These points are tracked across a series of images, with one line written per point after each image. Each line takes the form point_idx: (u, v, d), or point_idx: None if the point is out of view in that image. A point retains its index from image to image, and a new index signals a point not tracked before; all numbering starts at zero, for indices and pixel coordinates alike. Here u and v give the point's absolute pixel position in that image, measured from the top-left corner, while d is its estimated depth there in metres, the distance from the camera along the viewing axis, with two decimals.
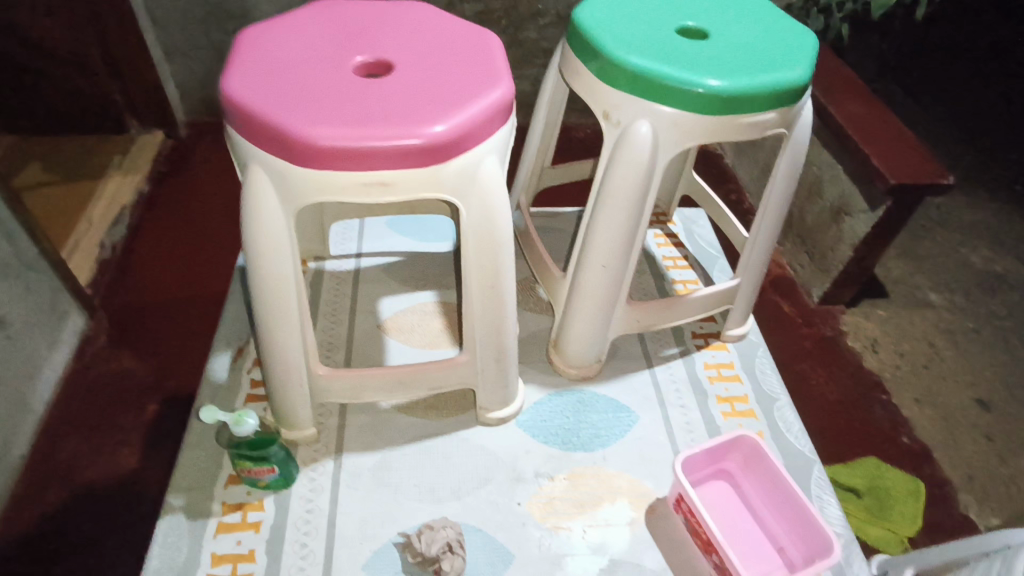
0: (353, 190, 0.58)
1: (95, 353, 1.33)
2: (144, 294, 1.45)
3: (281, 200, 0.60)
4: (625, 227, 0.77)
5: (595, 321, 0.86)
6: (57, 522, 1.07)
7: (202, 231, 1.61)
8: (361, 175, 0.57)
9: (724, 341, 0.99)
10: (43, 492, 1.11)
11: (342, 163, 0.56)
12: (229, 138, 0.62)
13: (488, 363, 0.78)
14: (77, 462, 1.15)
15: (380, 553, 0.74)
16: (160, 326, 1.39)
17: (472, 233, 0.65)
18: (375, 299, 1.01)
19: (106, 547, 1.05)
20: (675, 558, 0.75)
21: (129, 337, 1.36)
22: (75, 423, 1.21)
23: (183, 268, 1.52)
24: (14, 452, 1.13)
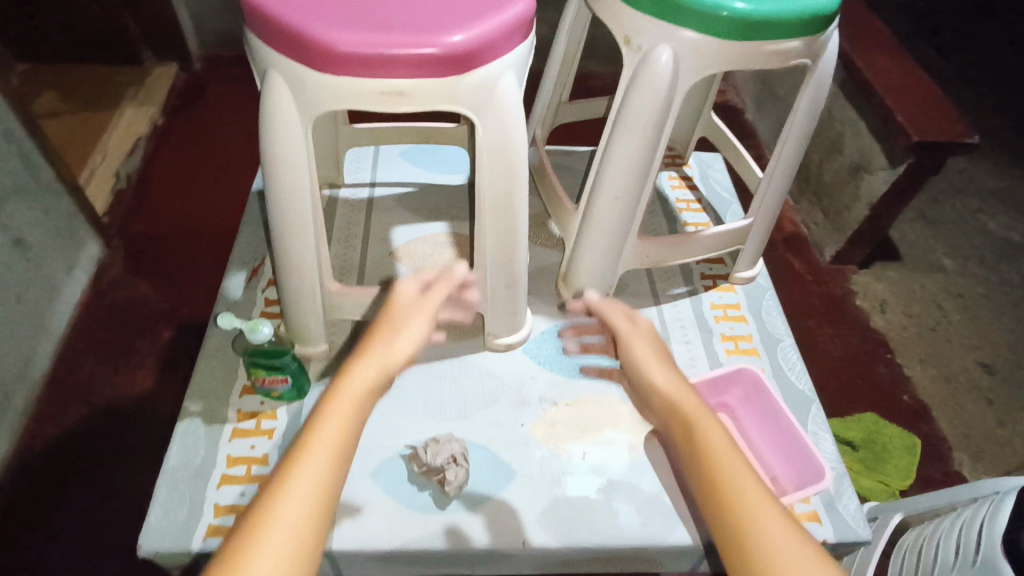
0: (370, 99, 0.58)
1: (112, 279, 1.36)
2: (161, 223, 1.47)
3: (299, 109, 0.60)
4: (640, 157, 0.77)
5: (605, 254, 0.87)
6: (76, 437, 1.12)
7: (216, 163, 1.62)
8: (379, 83, 0.57)
9: (731, 283, 1.00)
10: (64, 408, 1.16)
11: (361, 70, 0.56)
12: (249, 45, 0.62)
13: (498, 289, 0.80)
14: (95, 382, 1.20)
15: (388, 463, 0.77)
16: (176, 254, 1.42)
17: (486, 154, 0.65)
18: (387, 228, 1.02)
19: (125, 460, 1.10)
20: (670, 481, 0.78)
21: (145, 265, 1.39)
22: (93, 346, 1.25)
23: (199, 200, 1.53)
24: (35, 369, 1.17)
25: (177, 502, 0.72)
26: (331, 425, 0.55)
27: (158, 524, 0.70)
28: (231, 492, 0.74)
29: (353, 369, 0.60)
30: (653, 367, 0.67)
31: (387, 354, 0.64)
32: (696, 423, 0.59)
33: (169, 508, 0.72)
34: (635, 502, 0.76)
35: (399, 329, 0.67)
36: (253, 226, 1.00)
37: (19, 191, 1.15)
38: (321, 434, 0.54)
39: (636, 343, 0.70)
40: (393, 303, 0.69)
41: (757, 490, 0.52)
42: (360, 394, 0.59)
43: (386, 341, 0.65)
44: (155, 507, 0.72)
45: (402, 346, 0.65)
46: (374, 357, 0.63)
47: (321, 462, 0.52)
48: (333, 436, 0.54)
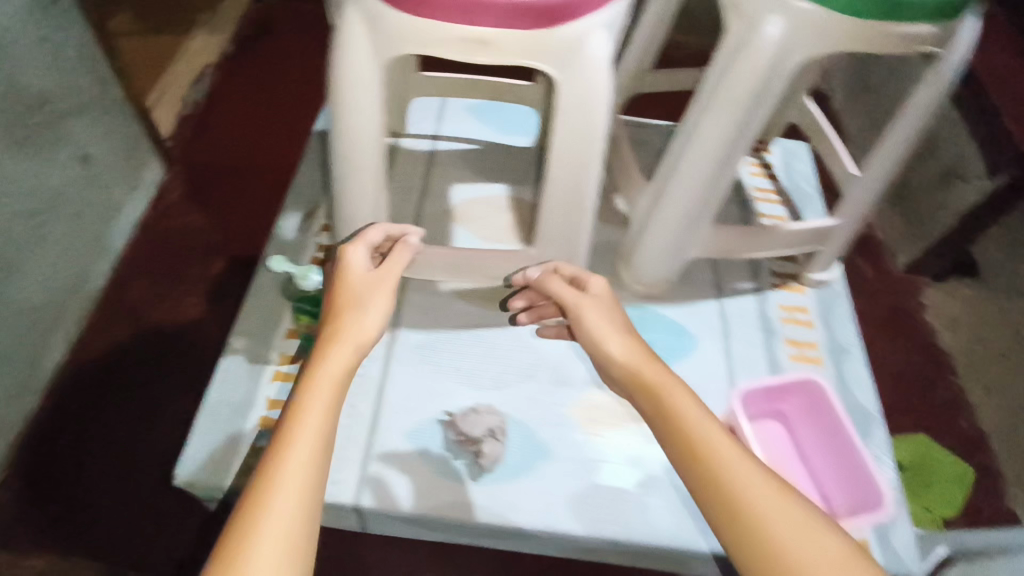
0: (450, 45, 0.54)
1: (170, 205, 1.37)
2: (220, 153, 1.48)
3: (372, 49, 0.56)
4: (727, 139, 0.70)
5: (672, 237, 0.82)
6: (125, 354, 1.14)
7: (282, 98, 1.60)
8: (462, 30, 0.53)
9: (801, 283, 0.93)
10: (116, 325, 1.18)
11: (444, 13, 0.52)
12: None
13: (555, 262, 0.76)
14: (148, 302, 1.22)
15: (423, 426, 0.76)
16: (232, 186, 1.42)
17: (565, 118, 0.60)
18: (447, 184, 0.99)
19: (168, 381, 1.12)
20: None
21: (203, 195, 1.40)
22: (147, 268, 1.27)
23: (258, 134, 1.52)
24: (91, 284, 1.20)
25: (212, 438, 0.72)
26: (310, 422, 0.46)
27: (192, 458, 0.71)
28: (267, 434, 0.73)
29: (324, 353, 0.52)
30: (607, 334, 0.58)
31: (357, 320, 0.55)
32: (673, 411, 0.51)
33: (206, 443, 0.72)
34: (673, 501, 0.73)
35: (360, 294, 0.57)
36: (312, 168, 0.98)
37: (88, 106, 1.16)
38: (300, 435, 0.46)
39: (592, 312, 0.60)
40: (350, 268, 0.59)
41: (766, 491, 0.46)
42: (337, 379, 0.50)
43: (351, 307, 0.56)
44: (192, 440, 0.72)
45: (372, 310, 0.56)
46: (344, 332, 0.54)
47: (305, 472, 0.44)
48: (315, 433, 0.46)
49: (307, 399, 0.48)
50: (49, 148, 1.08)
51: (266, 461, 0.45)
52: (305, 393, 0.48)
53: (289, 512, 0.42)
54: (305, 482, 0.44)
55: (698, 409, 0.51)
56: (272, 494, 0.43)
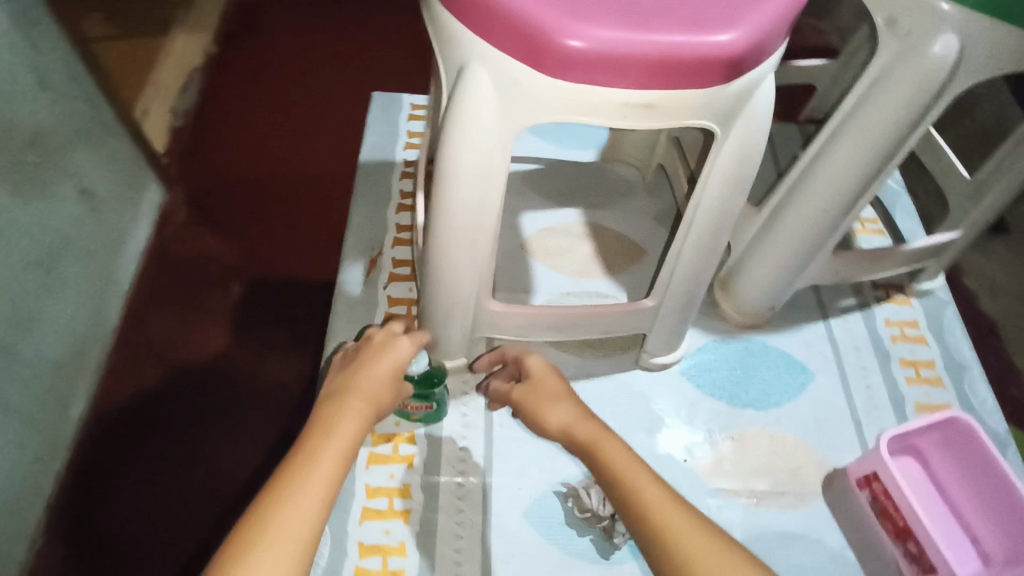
0: (606, 112, 0.46)
1: (177, 229, 1.10)
2: (241, 163, 1.20)
3: (507, 118, 0.48)
4: (869, 168, 0.63)
5: (789, 267, 0.74)
6: (149, 406, 0.91)
7: (284, 91, 1.32)
8: (622, 95, 0.45)
9: (906, 295, 0.88)
10: (133, 371, 0.95)
11: (604, 79, 0.45)
12: (438, 31, 0.49)
13: (674, 310, 0.68)
14: (166, 342, 0.97)
15: (542, 501, 0.69)
16: (244, 194, 1.15)
17: (717, 173, 0.52)
18: (515, 214, 0.90)
19: (203, 432, 0.89)
20: (857, 536, 0.70)
21: (212, 208, 1.13)
22: (159, 298, 1.02)
23: (283, 140, 1.24)
24: (101, 332, 0.96)
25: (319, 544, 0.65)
26: (305, 493, 0.45)
27: None
28: (375, 529, 0.66)
29: (325, 420, 0.50)
30: (544, 407, 0.57)
31: (362, 387, 0.54)
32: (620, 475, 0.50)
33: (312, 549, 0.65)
34: (819, 558, 0.69)
35: (383, 370, 0.56)
36: (368, 209, 0.89)
37: (83, 135, 0.95)
38: (291, 503, 0.45)
39: (545, 387, 0.59)
40: (377, 343, 0.58)
41: (710, 550, 0.45)
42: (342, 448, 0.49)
43: (359, 374, 0.55)
44: None
45: (380, 381, 0.55)
46: (349, 399, 0.53)
47: (288, 540, 0.43)
48: (309, 504, 0.45)
49: (304, 469, 0.47)
50: (49, 189, 0.88)
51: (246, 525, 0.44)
52: (306, 460, 0.47)
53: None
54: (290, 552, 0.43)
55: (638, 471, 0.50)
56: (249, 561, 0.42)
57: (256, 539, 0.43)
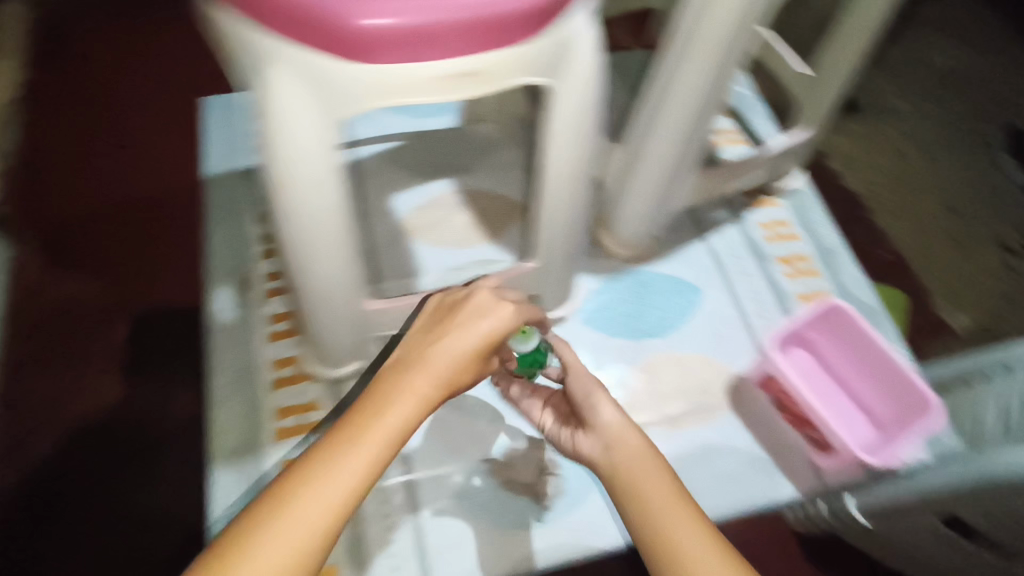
0: (432, 85, 0.45)
1: (32, 275, 0.96)
2: (73, 193, 1.05)
3: (327, 113, 0.44)
4: (712, 87, 0.64)
5: (660, 196, 0.76)
6: (52, 478, 0.81)
7: (112, 102, 1.16)
8: (443, 64, 0.44)
9: (772, 196, 0.92)
10: (22, 445, 0.83)
11: (420, 51, 0.43)
12: (224, 33, 0.44)
13: (558, 264, 0.68)
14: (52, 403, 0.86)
15: (467, 484, 0.68)
16: (100, 224, 1.02)
17: (561, 130, 0.51)
18: (385, 196, 0.86)
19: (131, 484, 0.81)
20: (766, 435, 0.75)
21: (65, 246, 0.99)
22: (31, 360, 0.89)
23: (116, 156, 1.09)
24: None
25: None
26: (328, 483, 0.41)
27: None
28: None
29: (374, 399, 0.45)
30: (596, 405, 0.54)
31: (429, 364, 0.46)
32: (636, 479, 0.49)
33: None
34: (735, 465, 0.73)
35: (467, 344, 0.48)
36: (227, 225, 0.82)
37: None
38: (311, 492, 0.41)
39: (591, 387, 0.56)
40: (468, 309, 0.50)
41: None
42: (383, 438, 0.43)
43: (430, 345, 0.48)
44: None
45: (454, 357, 0.47)
46: (406, 376, 0.46)
47: (303, 531, 0.40)
48: (332, 494, 0.41)
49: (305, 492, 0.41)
50: None
51: (264, 502, 0.41)
52: (339, 444, 0.43)
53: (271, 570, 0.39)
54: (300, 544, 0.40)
55: (656, 478, 0.48)
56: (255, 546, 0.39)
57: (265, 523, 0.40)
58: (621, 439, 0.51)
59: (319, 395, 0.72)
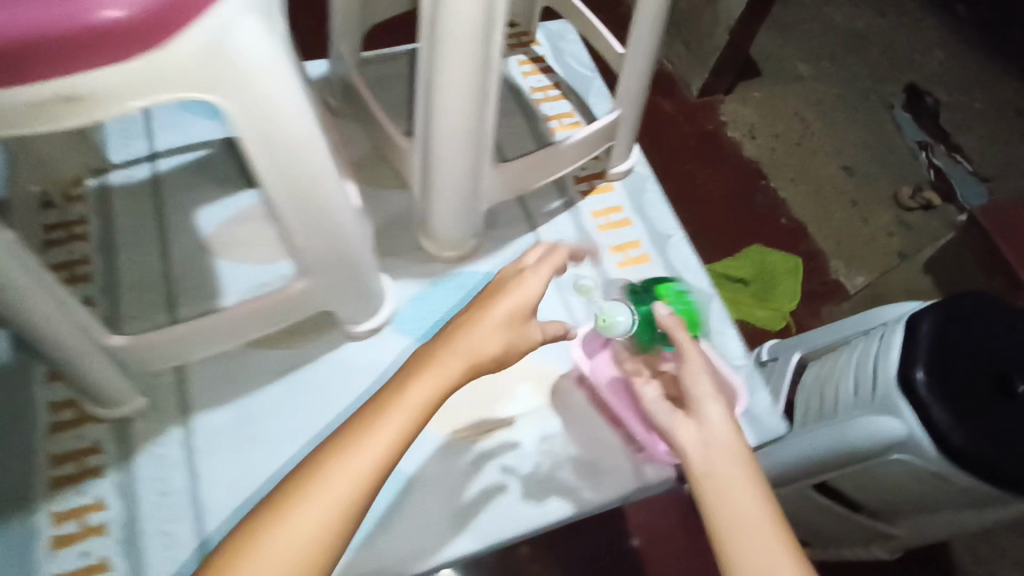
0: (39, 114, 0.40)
1: None
2: None
3: None
4: (472, 80, 0.60)
5: (462, 196, 0.72)
6: None
7: None
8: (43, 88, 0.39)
9: (609, 181, 0.89)
10: None
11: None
12: None
13: (339, 280, 0.64)
14: None
15: None
16: None
17: (251, 133, 0.48)
18: (189, 213, 0.80)
19: None
20: (584, 434, 0.74)
21: None
22: None
23: None
24: None
25: None
26: (354, 460, 0.45)
27: None
28: None
29: (404, 383, 0.49)
30: (699, 382, 0.57)
31: (461, 344, 0.51)
32: (727, 476, 0.53)
33: None
34: (550, 473, 0.71)
35: (500, 317, 0.52)
36: None
37: None
38: (336, 471, 0.45)
39: (703, 385, 0.57)
40: (497, 286, 0.54)
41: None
42: (408, 415, 0.47)
43: (466, 325, 0.52)
44: None
45: (488, 335, 0.51)
46: (444, 356, 0.50)
47: (328, 506, 0.44)
48: (357, 468, 0.45)
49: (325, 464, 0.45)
50: None
51: (294, 477, 0.45)
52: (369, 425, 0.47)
53: (298, 539, 0.43)
54: (327, 516, 0.43)
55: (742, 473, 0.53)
56: (284, 522, 0.43)
57: (297, 499, 0.44)
58: (720, 438, 0.55)
59: (102, 437, 0.68)
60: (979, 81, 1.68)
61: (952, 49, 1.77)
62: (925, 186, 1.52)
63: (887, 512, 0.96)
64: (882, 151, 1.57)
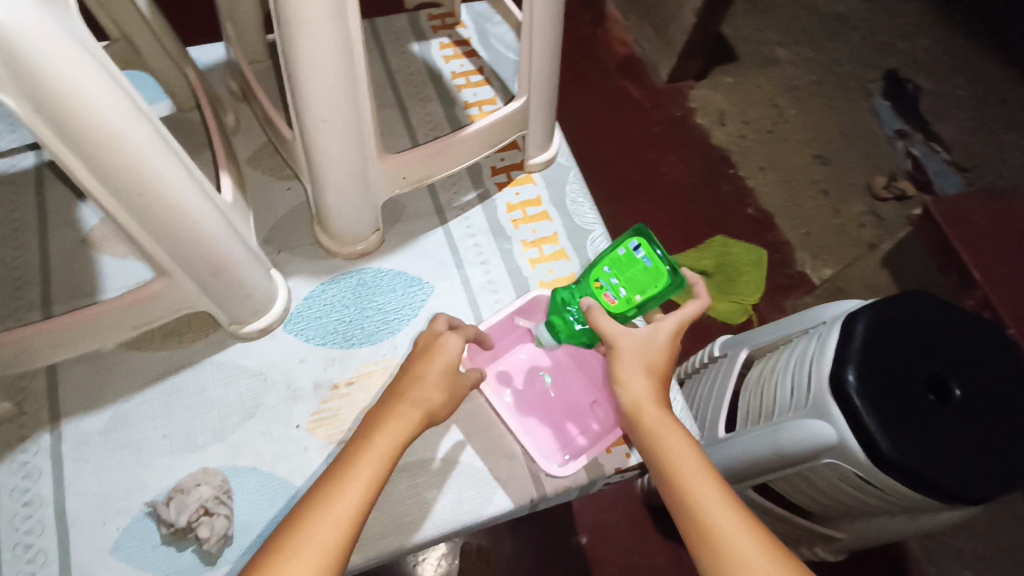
0: None
1: None
2: None
3: None
4: (333, 69, 0.54)
5: (350, 192, 0.67)
6: None
7: None
8: None
9: (528, 172, 0.86)
10: None
11: None
12: None
13: (203, 281, 0.60)
14: None
15: (131, 530, 0.62)
16: None
17: (57, 136, 0.43)
18: (71, 203, 0.77)
19: None
20: (483, 441, 0.70)
21: None
22: None
23: None
24: None
25: None
26: (339, 503, 0.47)
27: None
28: None
29: (372, 428, 0.52)
30: (631, 382, 0.56)
31: (414, 397, 0.54)
32: (656, 435, 0.53)
33: None
34: (445, 481, 0.67)
35: (439, 371, 0.56)
36: None
37: None
38: (325, 514, 0.46)
39: (625, 359, 0.56)
40: (427, 343, 0.58)
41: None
42: (380, 457, 0.50)
43: (412, 381, 0.56)
44: None
45: (432, 387, 0.55)
46: (400, 406, 0.54)
47: (319, 549, 0.45)
48: (342, 511, 0.46)
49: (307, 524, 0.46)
50: None
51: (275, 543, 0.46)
52: (343, 470, 0.49)
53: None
54: (321, 557, 0.44)
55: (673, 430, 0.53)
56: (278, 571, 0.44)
57: (289, 551, 0.45)
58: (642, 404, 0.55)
59: None
60: (977, 66, 1.53)
61: (946, 31, 1.59)
62: (900, 175, 1.35)
63: (827, 515, 0.82)
64: (858, 139, 1.40)
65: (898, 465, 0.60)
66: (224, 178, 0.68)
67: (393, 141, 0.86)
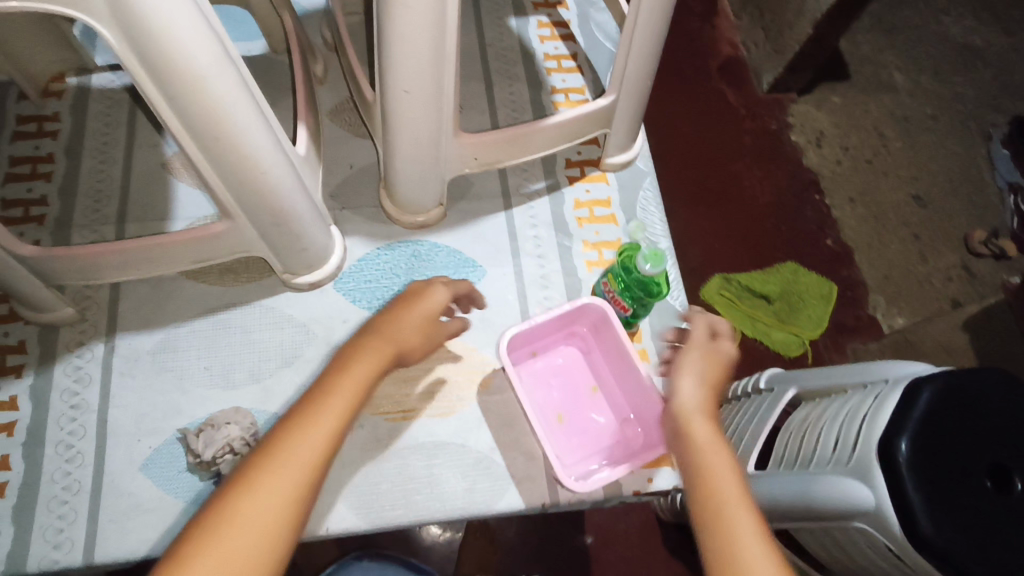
0: None
1: None
2: None
3: None
4: (423, 40, 0.53)
5: (421, 163, 0.67)
6: None
7: None
8: None
9: (603, 170, 0.83)
10: None
11: None
12: None
13: (262, 228, 0.61)
14: None
15: (162, 450, 0.65)
16: None
17: (144, 69, 0.44)
18: (156, 129, 0.80)
19: None
20: (505, 436, 0.69)
21: None
22: None
23: None
24: None
25: None
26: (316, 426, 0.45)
27: None
28: None
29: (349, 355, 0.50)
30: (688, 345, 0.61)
31: (392, 335, 0.53)
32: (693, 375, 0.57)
33: None
34: (462, 466, 0.68)
35: (417, 316, 0.56)
36: None
37: None
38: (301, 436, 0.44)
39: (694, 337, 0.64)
40: (415, 288, 0.57)
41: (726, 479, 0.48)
42: (356, 388, 0.48)
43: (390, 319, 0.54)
44: None
45: (410, 331, 0.55)
46: (376, 343, 0.52)
47: (296, 471, 0.42)
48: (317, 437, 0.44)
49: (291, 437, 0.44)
50: None
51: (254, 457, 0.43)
52: (322, 394, 0.47)
53: (270, 506, 0.41)
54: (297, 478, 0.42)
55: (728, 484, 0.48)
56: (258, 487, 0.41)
57: (264, 469, 0.42)
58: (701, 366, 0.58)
59: (28, 337, 0.69)
60: None
61: None
62: (1001, 232, 1.24)
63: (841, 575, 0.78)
64: (964, 184, 1.29)
65: (939, 549, 0.56)
66: (303, 130, 0.68)
67: (471, 116, 0.84)
